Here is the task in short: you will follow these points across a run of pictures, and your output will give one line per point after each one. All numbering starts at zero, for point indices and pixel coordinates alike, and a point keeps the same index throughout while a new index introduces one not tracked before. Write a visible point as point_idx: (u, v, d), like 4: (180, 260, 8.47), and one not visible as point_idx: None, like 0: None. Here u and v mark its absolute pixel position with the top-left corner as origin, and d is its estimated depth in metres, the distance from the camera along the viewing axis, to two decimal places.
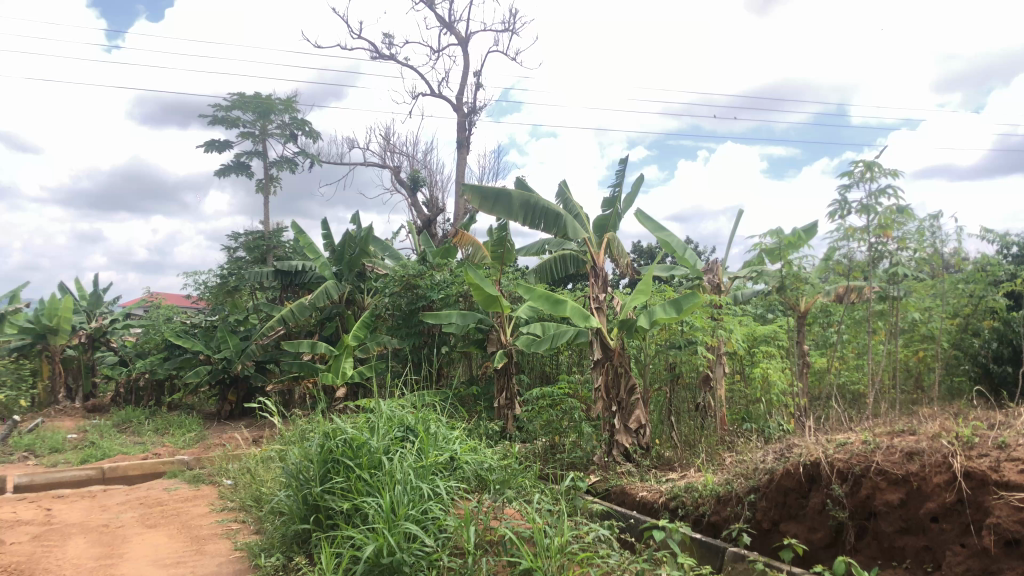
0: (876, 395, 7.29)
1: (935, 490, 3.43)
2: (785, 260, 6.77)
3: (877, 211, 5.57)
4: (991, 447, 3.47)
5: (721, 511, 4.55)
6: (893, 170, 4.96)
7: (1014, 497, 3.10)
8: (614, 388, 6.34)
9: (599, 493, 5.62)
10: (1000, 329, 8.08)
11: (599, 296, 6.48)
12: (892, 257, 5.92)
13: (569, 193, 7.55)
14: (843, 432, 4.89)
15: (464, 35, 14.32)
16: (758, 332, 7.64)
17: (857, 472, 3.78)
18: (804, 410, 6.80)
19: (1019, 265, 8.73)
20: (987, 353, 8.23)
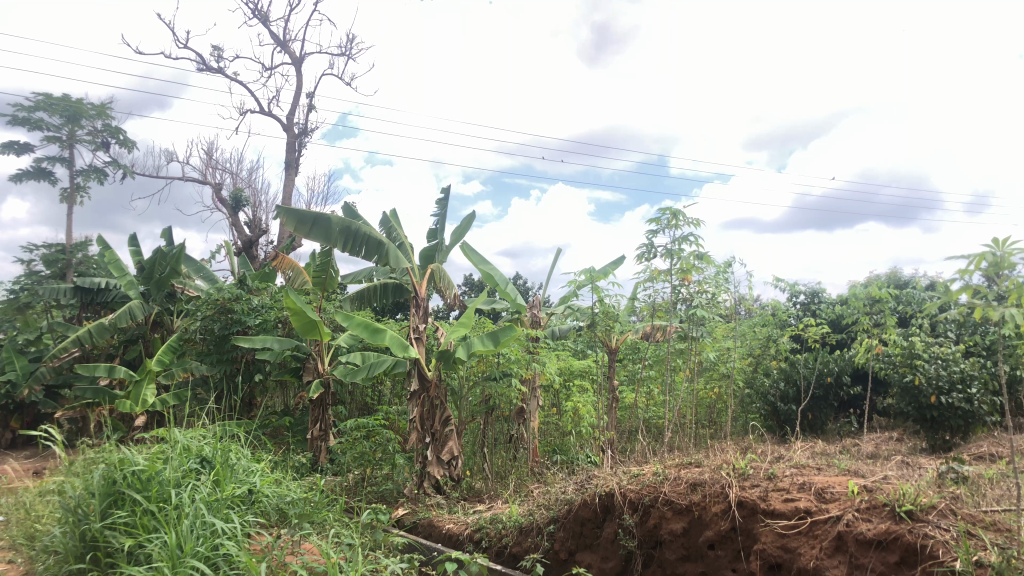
0: (676, 430, 7.72)
1: (712, 518, 3.67)
2: (598, 298, 7.03)
3: (680, 256, 5.93)
4: (762, 478, 3.76)
5: (522, 541, 4.64)
6: (695, 220, 5.30)
7: (778, 524, 3.39)
8: (429, 419, 6.29)
9: (405, 526, 5.55)
10: (787, 370, 8.84)
11: (420, 326, 6.46)
12: (692, 300, 6.32)
13: (395, 222, 7.52)
14: (639, 464, 5.14)
15: (299, 56, 14.02)
16: (572, 367, 7.92)
17: (646, 502, 3.99)
18: (611, 443, 7.11)
19: (805, 312, 9.59)
20: (776, 392, 8.87)
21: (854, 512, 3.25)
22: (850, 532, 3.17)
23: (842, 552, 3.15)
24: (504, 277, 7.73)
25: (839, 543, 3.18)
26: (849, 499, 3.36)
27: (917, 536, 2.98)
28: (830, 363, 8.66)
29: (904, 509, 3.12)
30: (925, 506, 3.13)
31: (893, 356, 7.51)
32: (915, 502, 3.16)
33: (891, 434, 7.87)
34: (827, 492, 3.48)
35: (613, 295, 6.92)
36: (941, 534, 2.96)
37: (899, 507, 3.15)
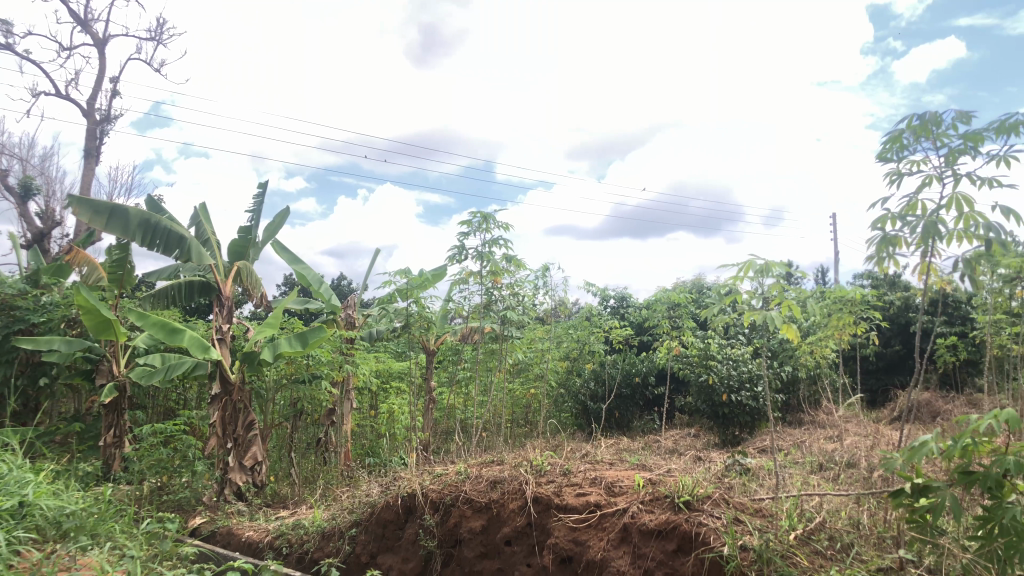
0: (491, 430, 7.85)
1: (510, 515, 3.75)
2: (413, 299, 6.99)
3: (491, 259, 6.04)
4: (557, 474, 3.91)
5: (323, 547, 4.53)
6: (505, 224, 5.41)
7: (570, 518, 3.51)
8: (232, 423, 6.07)
9: (201, 535, 5.27)
10: (598, 370, 9.20)
11: (224, 327, 6.21)
12: (503, 302, 6.46)
13: (201, 217, 7.15)
14: (445, 464, 5.18)
15: (102, 37, 13.03)
16: (390, 369, 7.86)
17: (447, 502, 4.03)
18: (425, 444, 7.12)
19: (616, 316, 10.03)
20: (586, 392, 9.26)
21: (639, 504, 3.43)
22: (634, 523, 3.33)
23: (626, 542, 3.30)
24: (319, 277, 7.53)
25: (624, 534, 3.33)
26: (635, 491, 3.54)
27: (693, 524, 3.18)
28: (637, 365, 9.22)
29: (681, 500, 3.33)
30: (700, 495, 3.35)
31: (690, 356, 8.00)
32: (691, 493, 3.38)
33: (688, 430, 8.40)
34: (616, 485, 3.66)
35: (428, 296, 6.90)
36: (714, 521, 3.19)
37: (678, 498, 3.35)
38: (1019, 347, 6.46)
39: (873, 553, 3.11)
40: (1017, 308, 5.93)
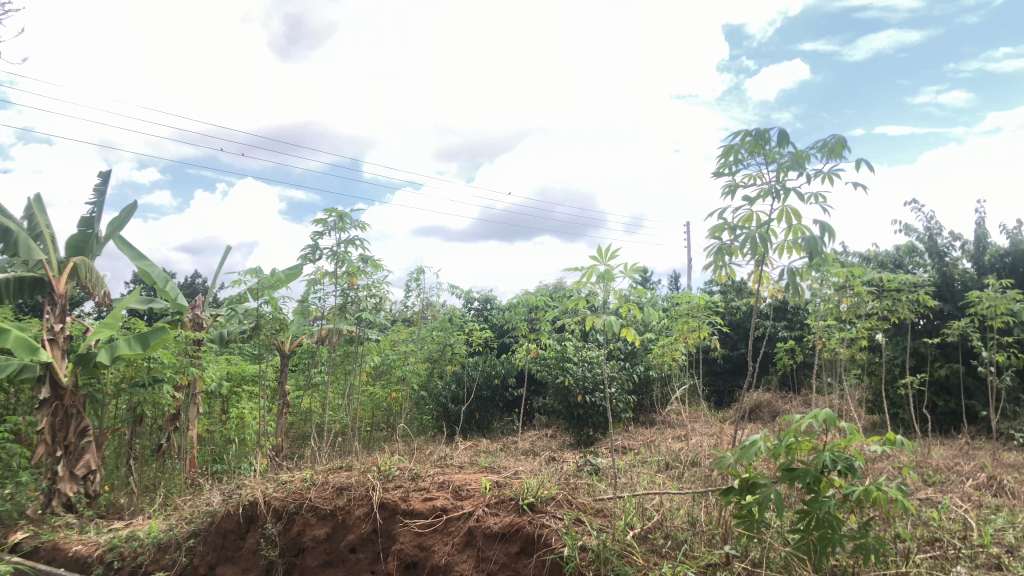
0: (348, 434, 7.70)
1: (355, 522, 3.67)
2: (265, 299, 6.74)
3: (347, 259, 5.92)
4: (405, 479, 3.88)
5: (158, 560, 4.29)
6: (362, 224, 5.31)
7: (415, 524, 3.46)
8: (62, 430, 5.67)
9: (22, 551, 4.87)
10: (458, 372, 9.19)
11: (54, 326, 5.78)
12: (358, 303, 6.35)
13: (33, 207, 6.64)
14: (292, 471, 5.02)
15: None
16: (242, 372, 7.57)
17: (291, 509, 3.91)
18: (278, 450, 6.90)
19: (478, 318, 10.08)
20: (447, 394, 9.24)
21: (484, 507, 3.44)
22: (479, 526, 3.33)
23: (470, 546, 3.28)
24: (164, 275, 7.15)
25: (469, 538, 3.32)
26: (481, 495, 3.55)
27: (535, 526, 3.22)
28: (497, 367, 9.30)
29: (526, 502, 3.36)
30: (544, 497, 3.41)
31: (548, 358, 8.12)
32: (535, 495, 3.43)
33: (545, 431, 8.54)
34: (463, 489, 3.67)
35: (280, 295, 6.68)
36: (555, 523, 3.24)
37: (522, 500, 3.39)
38: (846, 351, 6.95)
39: (703, 548, 3.25)
40: (845, 314, 6.38)
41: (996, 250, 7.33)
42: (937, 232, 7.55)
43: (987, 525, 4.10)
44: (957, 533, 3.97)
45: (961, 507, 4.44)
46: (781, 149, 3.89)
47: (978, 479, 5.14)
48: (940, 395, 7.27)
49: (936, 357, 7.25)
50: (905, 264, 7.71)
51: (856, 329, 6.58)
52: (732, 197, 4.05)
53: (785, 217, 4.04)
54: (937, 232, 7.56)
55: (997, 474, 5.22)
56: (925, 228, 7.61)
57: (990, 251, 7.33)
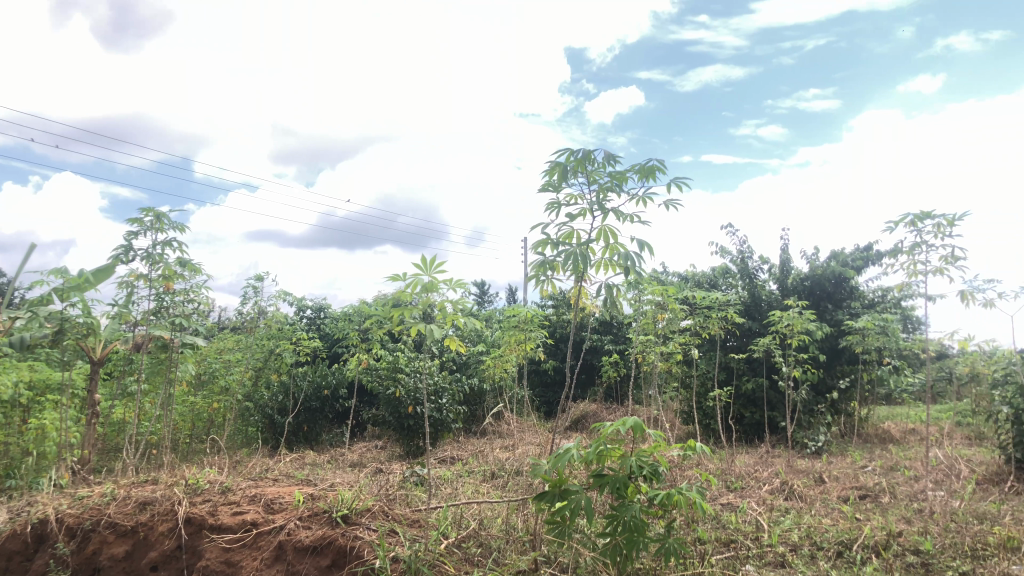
0: (163, 445, 7.29)
1: (158, 538, 3.47)
2: (71, 302, 6.25)
3: (163, 263, 5.63)
4: (215, 493, 3.73)
5: None
6: (180, 225, 5.06)
7: (222, 539, 3.30)
8: None
9: None
10: (286, 382, 8.92)
11: None
12: (175, 308, 6.08)
13: None
14: (92, 485, 4.69)
15: None
16: (44, 380, 7.00)
17: (86, 527, 3.64)
18: (82, 464, 6.43)
19: (310, 327, 9.85)
20: (273, 405, 8.94)
21: (296, 520, 3.35)
22: (289, 541, 3.22)
23: (280, 561, 3.17)
24: None
25: (279, 552, 3.20)
26: (294, 508, 3.47)
27: (348, 538, 3.19)
28: (328, 377, 9.14)
29: (339, 514, 3.32)
30: (358, 510, 3.39)
31: (380, 369, 8.04)
32: (350, 507, 3.41)
33: (375, 443, 8.45)
34: (276, 502, 3.57)
35: (88, 298, 6.23)
36: (368, 535, 3.23)
37: (336, 512, 3.34)
38: (663, 364, 7.34)
39: (513, 556, 3.32)
40: (663, 330, 6.73)
41: (797, 273, 7.98)
42: (748, 255, 8.12)
43: (776, 526, 4.45)
44: (750, 535, 4.28)
45: (756, 510, 4.80)
46: (600, 170, 4.07)
47: (773, 484, 5.57)
48: (747, 407, 7.80)
49: (744, 371, 7.80)
50: (719, 284, 8.25)
51: (671, 343, 6.96)
52: (556, 214, 4.19)
53: (604, 235, 4.23)
54: (748, 255, 8.14)
55: (790, 479, 5.68)
56: (738, 250, 8.17)
57: (792, 274, 7.98)
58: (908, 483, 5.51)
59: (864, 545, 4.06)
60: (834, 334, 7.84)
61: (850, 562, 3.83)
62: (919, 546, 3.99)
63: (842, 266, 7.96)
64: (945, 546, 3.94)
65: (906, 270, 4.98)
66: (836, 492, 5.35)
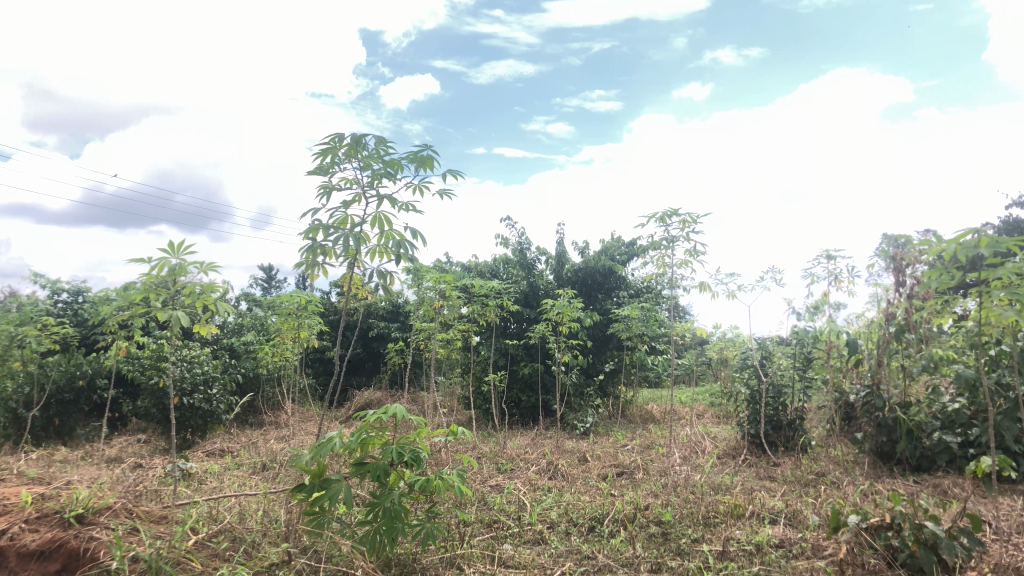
0: None
1: None
2: None
3: None
4: None
5: None
6: None
7: None
8: None
9: None
10: (33, 372, 8.09)
11: None
12: None
13: None
14: None
15: None
16: None
17: None
18: None
19: (63, 313, 9.00)
20: (18, 397, 8.08)
21: (20, 524, 3.02)
22: (11, 547, 2.87)
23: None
24: None
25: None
26: (20, 510, 3.16)
27: (82, 540, 2.96)
28: (82, 367, 8.42)
29: (73, 514, 3.07)
30: (95, 509, 3.17)
31: (143, 357, 7.52)
32: (86, 507, 3.17)
33: (137, 437, 7.90)
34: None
35: None
36: (106, 535, 3.03)
37: (69, 513, 3.09)
38: (443, 350, 7.42)
39: (265, 548, 3.24)
40: (444, 317, 6.81)
41: (572, 264, 8.37)
42: (526, 246, 8.42)
43: (537, 505, 4.66)
44: (512, 515, 4.45)
45: (520, 490, 5.00)
46: (374, 155, 4.04)
47: (540, 465, 5.82)
48: (524, 391, 8.08)
49: (521, 357, 8.08)
50: (499, 274, 8.48)
51: (450, 331, 7.05)
52: (328, 198, 4.11)
53: (379, 222, 4.21)
54: (526, 246, 8.45)
55: (555, 460, 5.96)
56: (517, 241, 8.44)
57: (568, 265, 8.36)
58: (660, 460, 5.97)
59: (614, 519, 4.36)
60: (603, 321, 8.34)
61: (600, 535, 4.08)
62: (660, 517, 4.34)
63: (611, 258, 8.46)
64: (683, 516, 4.32)
65: (657, 262, 5.39)
66: (596, 470, 5.69)
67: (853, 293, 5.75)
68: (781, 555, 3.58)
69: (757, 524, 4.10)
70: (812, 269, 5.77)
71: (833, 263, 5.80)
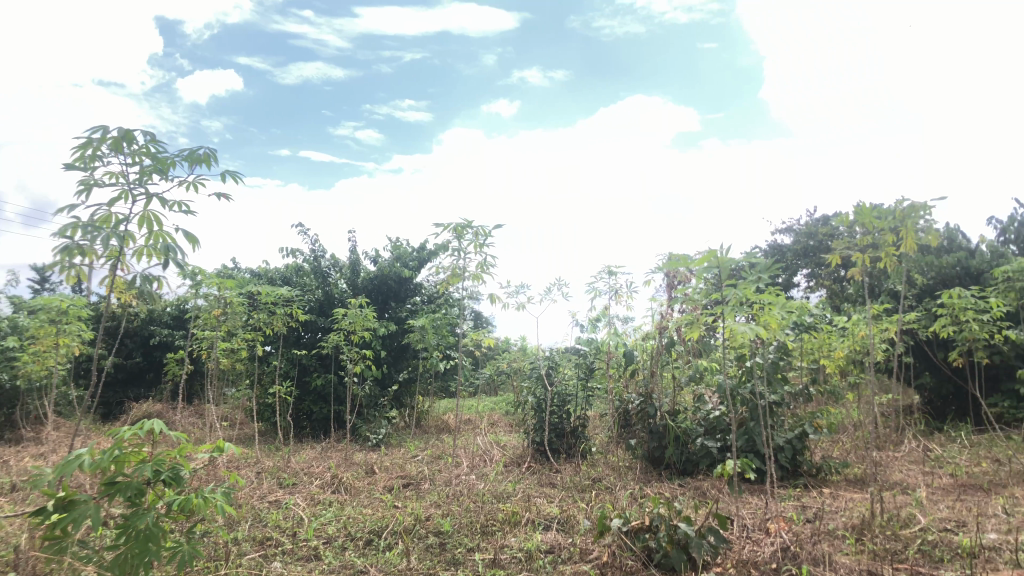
0: None
1: None
2: None
3: None
4: None
5: None
6: None
7: None
8: None
9: None
10: None
11: None
12: None
13: None
14: None
15: None
16: None
17: None
18: None
19: None
20: None
21: None
22: None
23: None
24: None
25: None
26: None
27: None
28: None
29: None
30: None
31: None
32: None
33: None
34: None
35: None
36: None
37: None
38: (227, 360, 7.08)
39: None
40: (229, 328, 6.51)
41: (366, 272, 8.26)
42: (320, 253, 8.23)
43: (316, 521, 4.54)
44: (287, 531, 4.31)
45: (299, 505, 4.85)
46: (143, 151, 3.79)
47: (324, 479, 5.67)
48: (316, 403, 7.87)
49: (314, 367, 7.85)
50: (291, 281, 8.21)
51: (234, 340, 6.73)
52: (88, 194, 3.79)
53: (145, 221, 3.92)
54: (320, 254, 8.26)
55: (340, 473, 5.83)
56: (311, 248, 8.22)
57: (362, 274, 8.25)
58: (447, 470, 6.01)
59: (393, 531, 4.33)
60: (398, 331, 8.31)
61: (376, 549, 4.04)
62: (439, 528, 4.36)
63: (405, 267, 8.44)
64: (462, 525, 4.36)
65: (447, 273, 5.46)
66: (382, 483, 5.63)
67: (631, 307, 6.08)
68: (549, 560, 3.70)
69: (530, 531, 4.22)
70: (595, 284, 6.05)
71: (614, 279, 6.11)
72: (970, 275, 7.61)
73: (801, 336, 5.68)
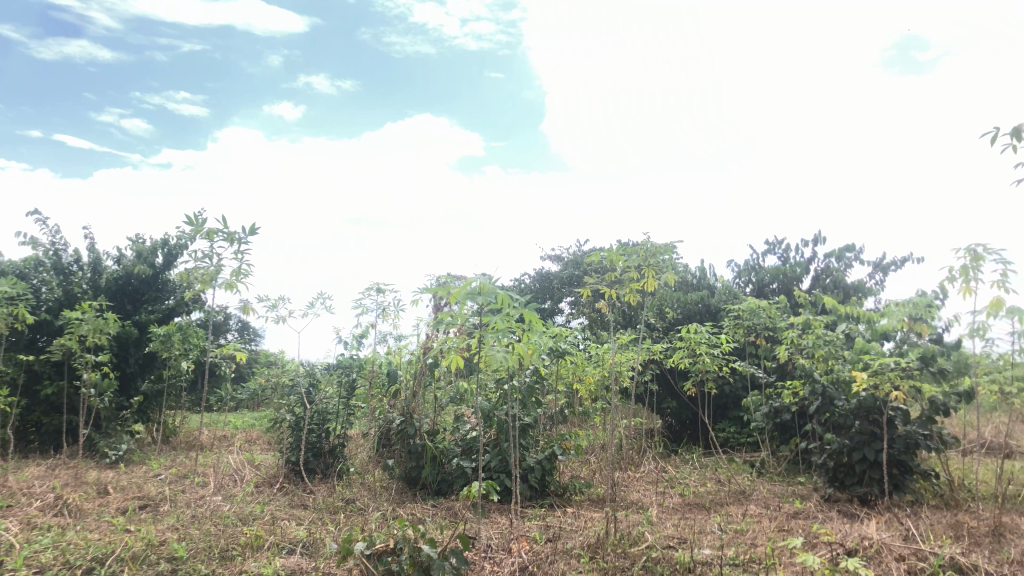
0: None
1: None
2: None
3: None
4: None
5: None
6: None
7: None
8: None
9: None
10: None
11: None
12: None
13: None
14: None
15: None
16: None
17: None
18: None
19: None
20: None
21: None
22: None
23: None
24: None
25: None
26: None
27: None
28: None
29: None
30: None
31: None
32: None
33: None
34: None
35: None
36: None
37: None
38: None
39: None
40: None
41: (110, 273, 7.66)
42: (61, 248, 7.51)
43: (28, 548, 4.08)
44: None
45: (11, 531, 4.34)
46: None
47: (46, 500, 5.12)
48: (48, 415, 7.13)
49: (48, 375, 7.11)
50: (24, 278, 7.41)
51: None
52: None
53: None
54: (60, 249, 7.53)
55: (66, 494, 5.30)
56: (51, 241, 7.46)
57: (104, 274, 7.64)
58: (191, 490, 5.64)
59: (119, 558, 3.98)
60: (143, 338, 7.74)
61: None
62: (173, 554, 4.07)
63: (151, 269, 7.94)
64: (198, 551, 4.10)
65: (200, 281, 5.15)
66: (114, 504, 5.18)
67: (395, 325, 6.06)
68: None
69: (272, 555, 4.06)
70: (362, 300, 5.97)
71: (381, 296, 6.06)
72: (709, 312, 8.36)
73: (556, 361, 5.94)
